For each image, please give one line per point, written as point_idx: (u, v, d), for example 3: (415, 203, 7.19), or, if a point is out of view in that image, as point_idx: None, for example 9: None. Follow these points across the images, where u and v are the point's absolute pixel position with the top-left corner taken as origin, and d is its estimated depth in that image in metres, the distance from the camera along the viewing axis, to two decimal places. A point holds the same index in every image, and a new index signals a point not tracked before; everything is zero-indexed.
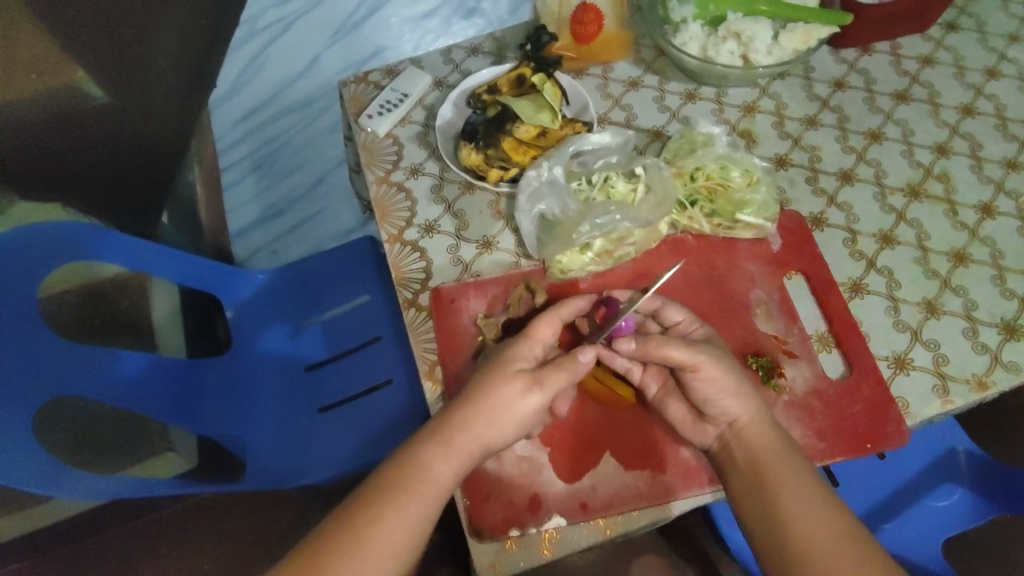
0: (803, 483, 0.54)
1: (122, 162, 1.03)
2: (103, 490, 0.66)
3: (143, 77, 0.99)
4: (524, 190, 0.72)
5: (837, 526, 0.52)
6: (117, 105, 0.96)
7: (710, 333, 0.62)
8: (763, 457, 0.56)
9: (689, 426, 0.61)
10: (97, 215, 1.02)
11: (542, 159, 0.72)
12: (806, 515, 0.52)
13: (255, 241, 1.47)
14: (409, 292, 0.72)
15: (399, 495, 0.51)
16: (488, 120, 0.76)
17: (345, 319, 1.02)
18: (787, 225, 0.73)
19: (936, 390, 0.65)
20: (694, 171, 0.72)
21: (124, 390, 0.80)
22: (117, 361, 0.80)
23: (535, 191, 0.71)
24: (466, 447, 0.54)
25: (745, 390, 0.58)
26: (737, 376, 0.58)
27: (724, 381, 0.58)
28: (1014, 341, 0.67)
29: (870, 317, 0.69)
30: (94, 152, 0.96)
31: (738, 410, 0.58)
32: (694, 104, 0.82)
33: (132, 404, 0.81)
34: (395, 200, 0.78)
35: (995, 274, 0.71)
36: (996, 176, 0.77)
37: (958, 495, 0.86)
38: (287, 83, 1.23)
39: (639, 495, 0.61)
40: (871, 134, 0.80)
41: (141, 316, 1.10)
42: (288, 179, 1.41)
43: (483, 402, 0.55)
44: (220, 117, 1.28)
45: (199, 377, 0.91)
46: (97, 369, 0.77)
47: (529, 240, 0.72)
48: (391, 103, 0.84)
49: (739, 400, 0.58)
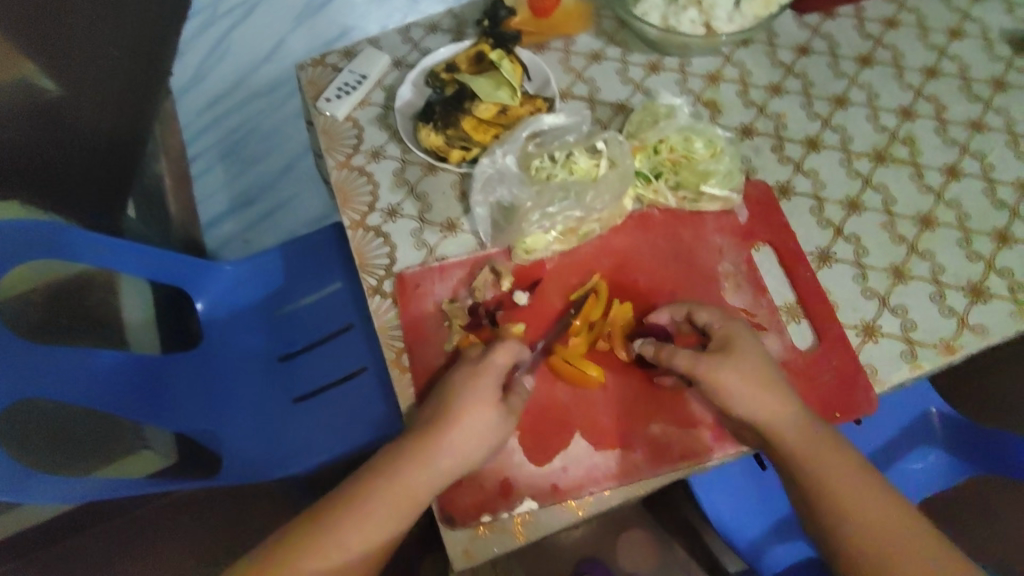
0: (844, 470, 0.58)
1: (83, 160, 1.00)
2: (79, 493, 0.65)
3: (97, 69, 0.97)
4: (490, 155, 0.70)
5: (879, 509, 0.56)
6: (71, 96, 0.93)
7: (726, 334, 0.61)
8: (806, 451, 0.58)
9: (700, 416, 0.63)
10: (65, 213, 0.98)
11: (495, 146, 0.70)
12: (861, 503, 0.56)
13: (227, 230, 1.42)
14: (374, 279, 0.71)
15: (384, 492, 0.57)
16: (445, 99, 0.73)
17: (317, 308, 1.01)
18: (753, 195, 0.72)
19: (904, 355, 0.65)
20: (657, 145, 0.71)
21: (94, 392, 0.79)
22: (90, 361, 0.81)
23: (497, 155, 0.70)
24: (438, 466, 0.57)
25: (776, 383, 0.59)
26: (769, 374, 0.59)
27: (755, 373, 0.59)
28: (981, 304, 0.67)
29: (839, 285, 0.69)
30: (55, 146, 0.92)
31: (765, 406, 0.58)
32: (658, 75, 0.81)
33: (102, 405, 0.80)
34: (356, 184, 0.76)
35: (961, 236, 0.71)
36: (961, 138, 0.76)
37: (932, 458, 0.88)
38: (254, 67, 1.25)
39: (611, 474, 0.61)
40: (836, 100, 0.79)
41: (111, 312, 1.09)
42: (259, 165, 1.37)
43: (459, 415, 0.58)
44: (187, 104, 1.30)
45: (170, 373, 0.92)
46: (70, 372, 0.76)
47: (483, 227, 0.70)
48: (349, 85, 0.81)
49: (777, 396, 0.59)
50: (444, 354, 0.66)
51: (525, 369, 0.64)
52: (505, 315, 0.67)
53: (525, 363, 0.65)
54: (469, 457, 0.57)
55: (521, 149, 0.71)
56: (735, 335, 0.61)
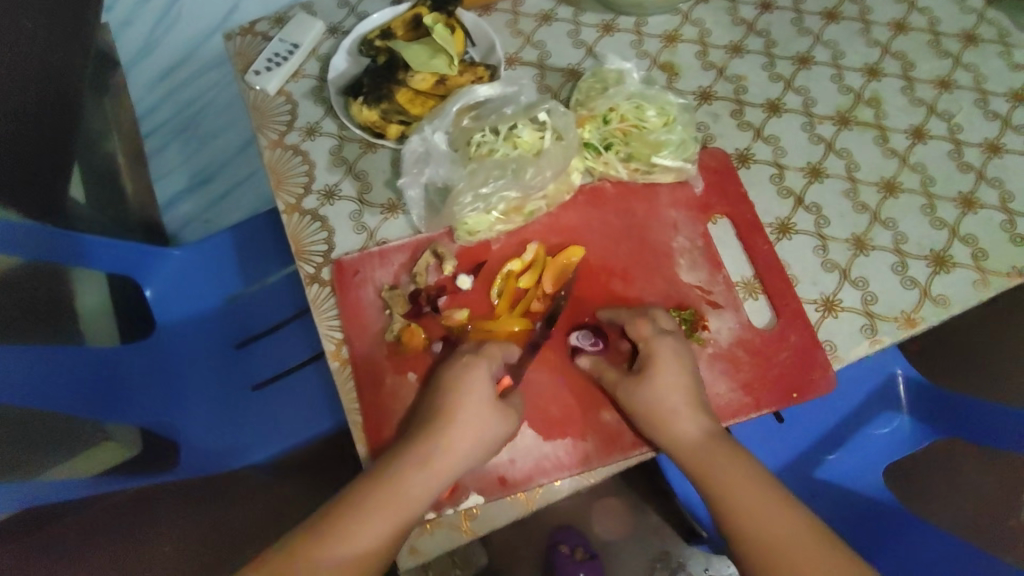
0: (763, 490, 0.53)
1: (29, 140, 0.89)
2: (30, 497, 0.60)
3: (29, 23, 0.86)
4: (421, 134, 0.65)
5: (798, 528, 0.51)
6: (5, 69, 0.82)
7: (650, 351, 0.58)
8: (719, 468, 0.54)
9: (622, 435, 0.60)
10: (20, 208, 0.92)
11: (423, 123, 0.65)
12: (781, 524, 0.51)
13: (185, 211, 1.36)
14: (311, 266, 0.66)
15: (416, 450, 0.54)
16: (377, 69, 0.68)
17: (270, 292, 0.95)
18: (710, 164, 0.68)
19: (864, 330, 0.63)
20: (607, 113, 0.66)
21: (44, 390, 0.70)
22: (37, 355, 0.71)
23: (427, 130, 0.65)
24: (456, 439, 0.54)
25: (703, 407, 0.57)
26: (694, 392, 0.57)
27: (675, 399, 0.56)
28: (943, 273, 0.65)
29: (798, 258, 0.66)
30: (14, 143, 0.86)
31: (678, 427, 0.56)
32: (611, 37, 0.75)
33: (53, 406, 0.71)
34: (291, 164, 0.71)
35: (925, 203, 0.68)
36: (928, 97, 0.72)
37: (897, 423, 0.84)
38: (203, 38, 1.10)
39: (561, 465, 0.59)
40: (799, 59, 0.74)
41: (65, 300, 0.95)
42: (214, 143, 1.27)
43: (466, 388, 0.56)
44: (136, 79, 1.19)
45: (122, 362, 0.83)
46: (18, 368, 0.67)
47: (417, 209, 0.66)
48: (280, 56, 0.75)
49: (694, 415, 0.56)
50: (386, 343, 0.62)
51: None
52: (449, 301, 0.64)
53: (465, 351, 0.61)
54: (483, 437, 0.55)
55: (454, 125, 0.66)
56: (657, 355, 0.58)
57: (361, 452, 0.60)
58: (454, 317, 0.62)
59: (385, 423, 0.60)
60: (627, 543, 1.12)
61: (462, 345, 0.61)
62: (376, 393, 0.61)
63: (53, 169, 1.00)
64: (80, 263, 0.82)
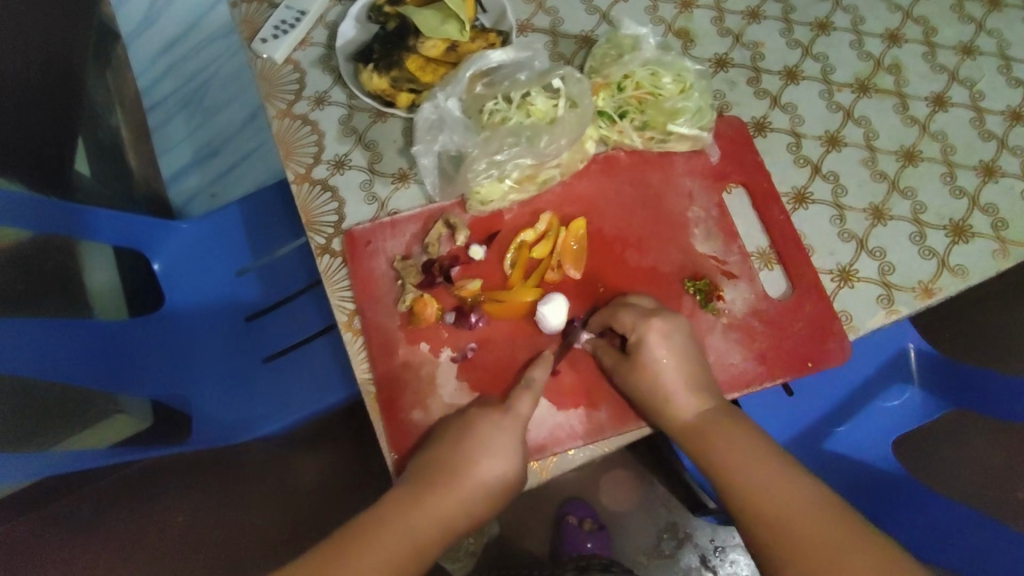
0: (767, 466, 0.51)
1: (26, 111, 0.89)
2: (46, 465, 0.61)
3: None
4: (433, 101, 0.63)
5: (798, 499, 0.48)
6: None
7: (638, 338, 0.57)
8: (714, 442, 0.53)
9: (625, 407, 0.60)
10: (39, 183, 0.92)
11: (436, 90, 0.64)
12: (779, 491, 0.49)
13: (191, 185, 1.23)
14: (322, 237, 0.66)
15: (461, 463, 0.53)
16: (385, 36, 0.67)
17: (284, 265, 0.95)
18: (726, 133, 0.67)
19: (881, 301, 0.62)
20: (622, 80, 0.65)
21: (57, 364, 0.71)
22: (52, 328, 0.71)
23: (440, 97, 0.63)
24: (497, 444, 0.54)
25: (702, 387, 0.57)
26: (692, 372, 0.57)
27: (668, 379, 0.56)
28: (962, 243, 0.64)
29: (814, 228, 0.65)
30: (9, 113, 0.85)
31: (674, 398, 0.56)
32: (626, 3, 0.74)
33: (64, 377, 0.71)
34: (300, 134, 0.70)
35: (945, 171, 0.66)
36: (951, 64, 0.71)
37: (910, 394, 0.84)
38: (209, 10, 1.24)
39: (574, 434, 0.59)
40: (818, 25, 0.72)
41: (75, 279, 0.95)
42: (219, 115, 1.24)
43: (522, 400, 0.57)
44: (140, 52, 1.25)
45: (136, 335, 0.84)
46: (30, 341, 0.68)
47: (430, 179, 0.65)
48: (287, 23, 0.74)
49: (696, 395, 0.56)
50: (399, 315, 0.62)
51: (478, 329, 0.61)
52: (462, 272, 0.63)
53: (475, 321, 0.61)
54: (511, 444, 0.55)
55: (466, 92, 0.64)
56: (644, 341, 0.57)
57: (376, 423, 0.60)
58: (465, 288, 0.62)
59: (399, 394, 0.60)
60: (634, 514, 1.14)
61: (473, 316, 0.61)
62: (389, 364, 0.60)
63: (59, 139, 0.98)
64: (93, 235, 0.82)
